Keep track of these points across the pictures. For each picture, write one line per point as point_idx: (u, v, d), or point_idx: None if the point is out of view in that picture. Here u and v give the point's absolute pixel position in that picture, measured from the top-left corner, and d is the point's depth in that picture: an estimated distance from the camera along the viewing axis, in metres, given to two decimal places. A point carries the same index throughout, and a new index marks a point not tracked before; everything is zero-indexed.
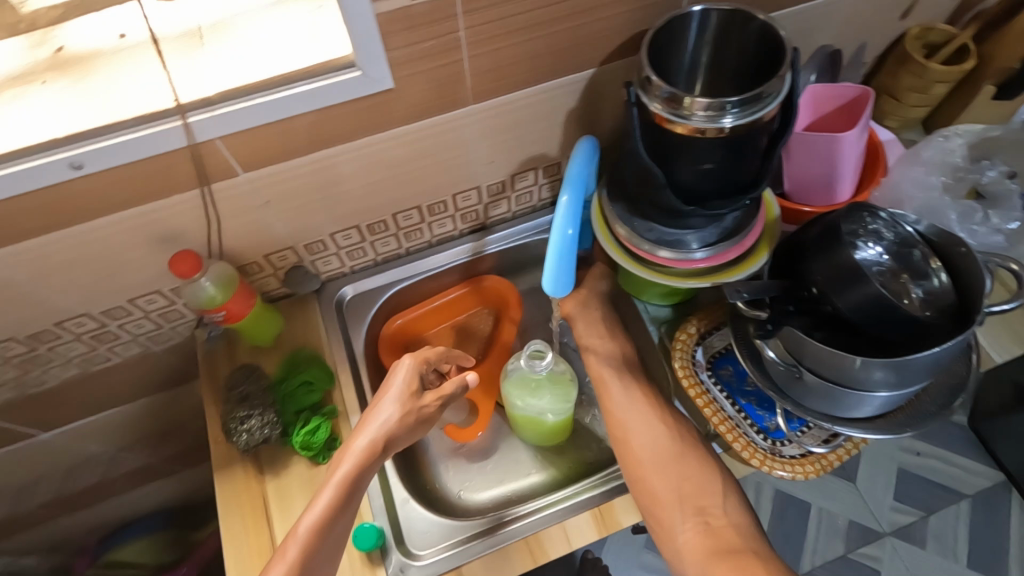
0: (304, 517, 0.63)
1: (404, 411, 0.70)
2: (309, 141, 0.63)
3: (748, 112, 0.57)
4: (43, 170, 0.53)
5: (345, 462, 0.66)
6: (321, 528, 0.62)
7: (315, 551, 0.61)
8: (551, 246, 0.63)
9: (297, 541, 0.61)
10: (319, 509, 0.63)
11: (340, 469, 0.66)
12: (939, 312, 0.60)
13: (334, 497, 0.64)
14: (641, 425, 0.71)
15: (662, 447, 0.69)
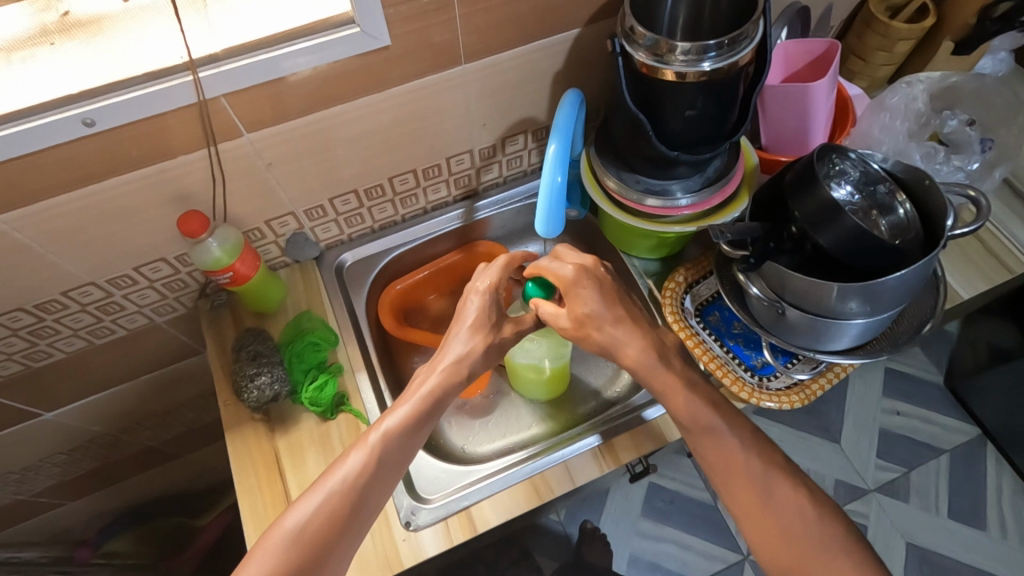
0: (386, 420, 0.65)
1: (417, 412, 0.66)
2: (312, 100, 0.66)
3: (726, 56, 0.61)
4: (56, 126, 0.55)
5: (431, 377, 0.69)
6: (396, 441, 0.64)
7: (391, 455, 0.63)
8: (542, 191, 0.67)
9: (375, 440, 0.63)
10: (401, 418, 0.65)
11: (428, 382, 0.68)
12: (907, 241, 0.66)
13: (415, 407, 0.66)
14: (740, 467, 0.62)
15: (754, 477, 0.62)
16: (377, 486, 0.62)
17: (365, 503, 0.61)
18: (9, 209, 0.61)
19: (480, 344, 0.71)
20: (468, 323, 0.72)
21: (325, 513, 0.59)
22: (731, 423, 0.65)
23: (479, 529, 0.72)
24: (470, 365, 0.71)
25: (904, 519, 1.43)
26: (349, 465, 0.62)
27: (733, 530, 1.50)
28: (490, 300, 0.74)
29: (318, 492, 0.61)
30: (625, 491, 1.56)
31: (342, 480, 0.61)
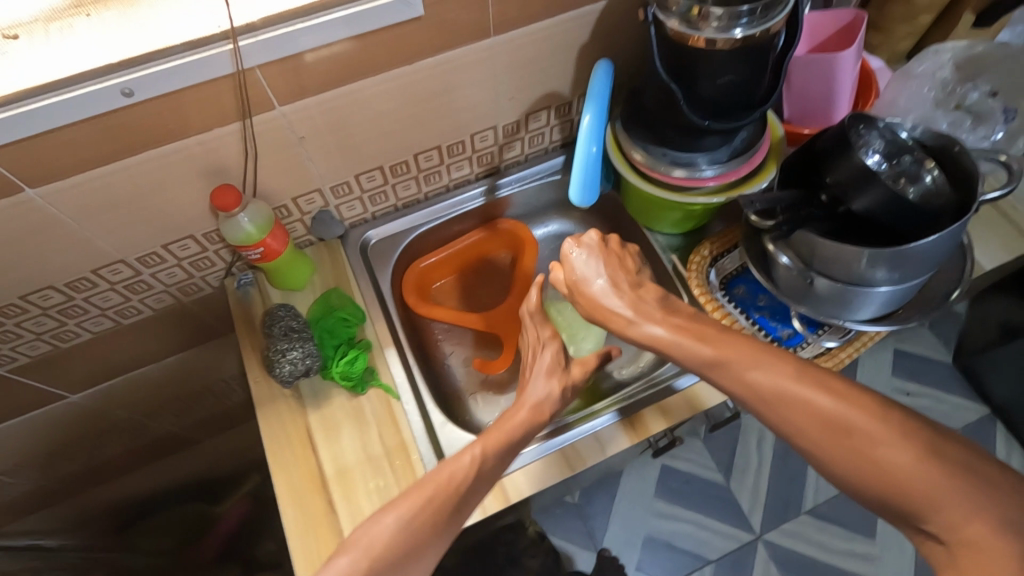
0: (491, 438, 0.67)
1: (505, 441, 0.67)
2: (346, 72, 0.66)
3: (759, 22, 0.61)
4: (97, 97, 0.55)
5: (520, 409, 0.71)
6: (498, 458, 0.66)
7: (491, 468, 0.65)
8: (577, 162, 0.68)
9: (482, 451, 0.65)
10: (502, 437, 0.67)
11: (516, 413, 0.70)
12: (937, 207, 0.65)
13: (505, 437, 0.68)
14: (776, 394, 0.55)
15: (796, 398, 0.54)
16: (477, 492, 0.62)
17: (466, 509, 0.61)
18: (45, 181, 0.61)
19: (556, 388, 0.74)
20: (545, 368, 0.75)
21: (431, 503, 0.59)
22: (766, 361, 0.57)
23: (513, 499, 0.73)
24: (550, 406, 0.73)
25: None
26: (459, 466, 0.63)
27: (747, 510, 1.51)
28: (559, 352, 0.78)
29: (418, 491, 0.60)
30: (639, 473, 1.57)
31: (450, 477, 0.61)
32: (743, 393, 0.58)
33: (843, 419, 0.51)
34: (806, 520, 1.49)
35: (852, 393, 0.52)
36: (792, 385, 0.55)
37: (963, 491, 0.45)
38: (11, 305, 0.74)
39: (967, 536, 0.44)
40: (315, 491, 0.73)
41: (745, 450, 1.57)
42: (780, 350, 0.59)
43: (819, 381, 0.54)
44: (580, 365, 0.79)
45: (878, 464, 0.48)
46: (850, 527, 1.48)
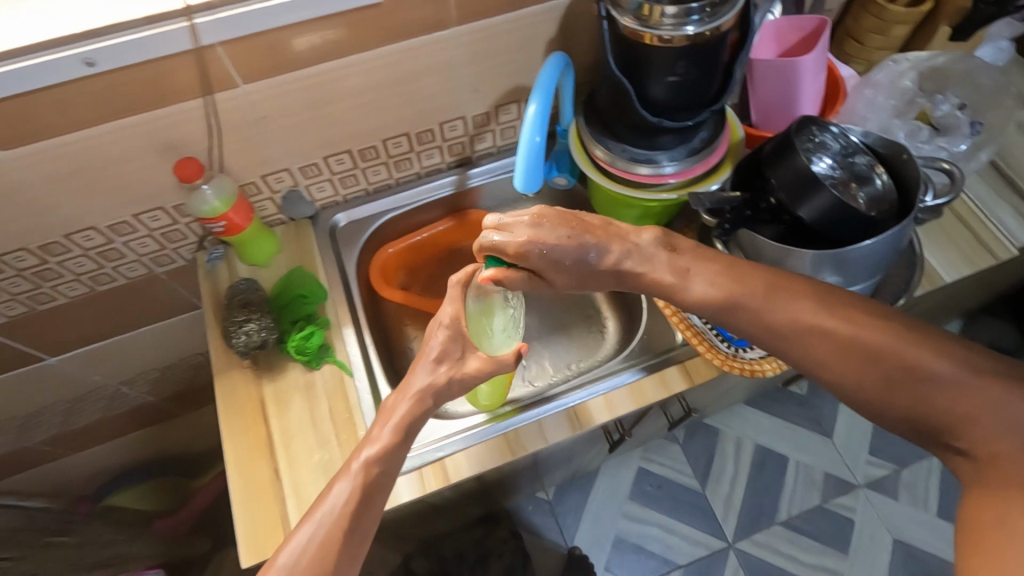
0: (364, 450, 0.61)
1: (389, 438, 0.62)
2: (306, 55, 0.69)
3: (710, 20, 0.63)
4: (59, 65, 0.58)
5: (402, 404, 0.64)
6: (381, 469, 0.61)
7: (378, 480, 0.60)
8: (522, 149, 0.69)
9: (357, 474, 0.60)
10: (379, 445, 0.62)
11: (398, 412, 0.63)
12: (883, 211, 0.66)
13: (389, 439, 0.62)
14: (818, 329, 0.58)
15: (840, 333, 0.57)
16: (370, 510, 0.59)
17: (365, 523, 0.59)
18: (14, 144, 0.64)
19: (444, 377, 0.65)
20: (433, 355, 0.65)
21: (319, 548, 0.55)
22: (782, 293, 0.61)
23: (452, 479, 0.74)
24: (438, 393, 0.65)
25: (892, 514, 1.48)
26: (332, 503, 0.58)
27: (720, 516, 1.51)
28: (455, 333, 0.67)
29: (313, 520, 0.57)
30: (615, 475, 1.57)
31: (330, 511, 0.58)
32: (763, 332, 0.61)
33: (876, 348, 0.55)
34: (779, 532, 1.48)
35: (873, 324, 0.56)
36: (813, 316, 0.59)
37: (996, 402, 0.50)
38: None
39: (995, 448, 0.49)
40: (260, 459, 0.75)
41: (723, 458, 1.57)
42: (783, 286, 0.61)
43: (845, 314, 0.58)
44: (479, 357, 0.67)
45: (918, 387, 0.53)
46: (824, 541, 1.46)
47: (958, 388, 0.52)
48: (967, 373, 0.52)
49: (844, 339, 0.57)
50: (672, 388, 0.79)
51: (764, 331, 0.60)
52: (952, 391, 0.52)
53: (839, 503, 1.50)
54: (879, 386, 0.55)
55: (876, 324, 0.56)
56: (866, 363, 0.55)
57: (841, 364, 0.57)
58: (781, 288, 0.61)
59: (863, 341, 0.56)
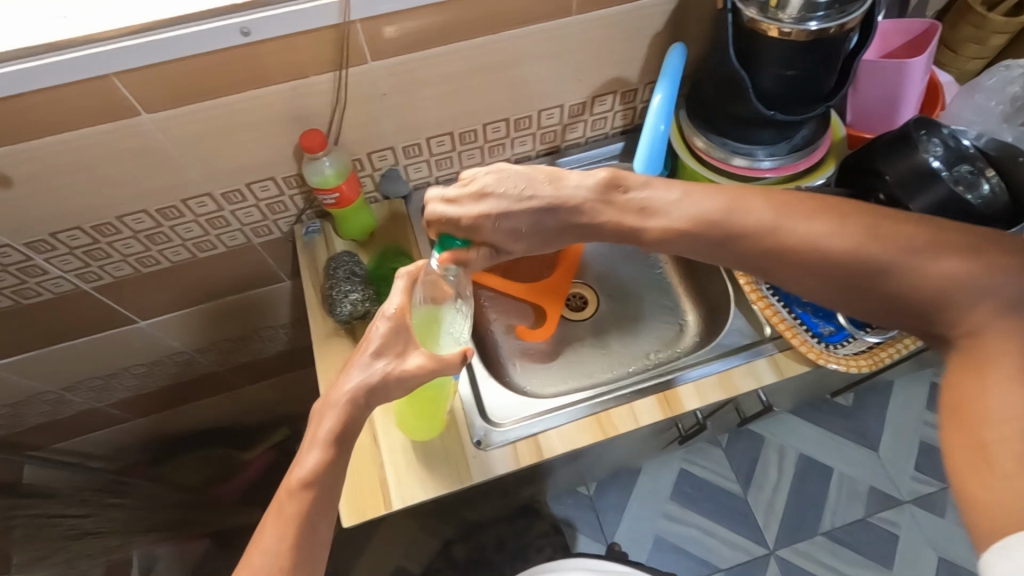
0: (295, 476, 0.60)
1: (326, 451, 0.60)
2: (432, 34, 0.71)
3: (833, 18, 0.64)
4: (220, 33, 0.62)
5: (327, 418, 0.60)
6: (314, 489, 0.60)
7: (313, 505, 0.60)
8: (645, 136, 0.78)
9: (285, 509, 0.59)
10: (308, 471, 0.60)
11: (324, 428, 0.60)
12: (993, 212, 0.67)
13: (326, 452, 0.60)
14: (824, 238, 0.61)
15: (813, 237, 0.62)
16: (314, 527, 0.60)
17: (312, 545, 0.60)
18: (160, 107, 0.68)
19: (379, 376, 0.59)
20: (371, 352, 0.60)
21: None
22: (751, 211, 0.65)
23: (545, 456, 0.76)
24: (370, 396, 0.60)
25: (937, 531, 1.39)
26: (263, 551, 0.58)
27: (761, 524, 1.43)
28: (397, 328, 0.61)
29: (264, 548, 0.58)
30: (655, 473, 1.49)
31: (265, 555, 0.58)
32: (744, 252, 0.65)
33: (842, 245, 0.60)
34: (821, 543, 1.40)
35: (848, 224, 0.61)
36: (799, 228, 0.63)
37: (971, 282, 0.55)
38: (108, 225, 0.81)
39: (973, 325, 0.55)
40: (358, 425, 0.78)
41: (766, 464, 1.49)
42: (801, 205, 0.64)
43: (791, 222, 0.63)
44: (423, 354, 0.61)
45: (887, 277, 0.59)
46: (866, 555, 1.38)
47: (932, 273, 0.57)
48: (995, 262, 0.56)
49: (849, 247, 0.60)
50: (762, 379, 0.80)
51: (754, 247, 0.64)
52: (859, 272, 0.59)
53: (883, 518, 1.42)
54: (865, 279, 0.60)
55: (873, 223, 0.60)
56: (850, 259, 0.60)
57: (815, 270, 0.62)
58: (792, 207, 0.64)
59: (846, 245, 0.60)
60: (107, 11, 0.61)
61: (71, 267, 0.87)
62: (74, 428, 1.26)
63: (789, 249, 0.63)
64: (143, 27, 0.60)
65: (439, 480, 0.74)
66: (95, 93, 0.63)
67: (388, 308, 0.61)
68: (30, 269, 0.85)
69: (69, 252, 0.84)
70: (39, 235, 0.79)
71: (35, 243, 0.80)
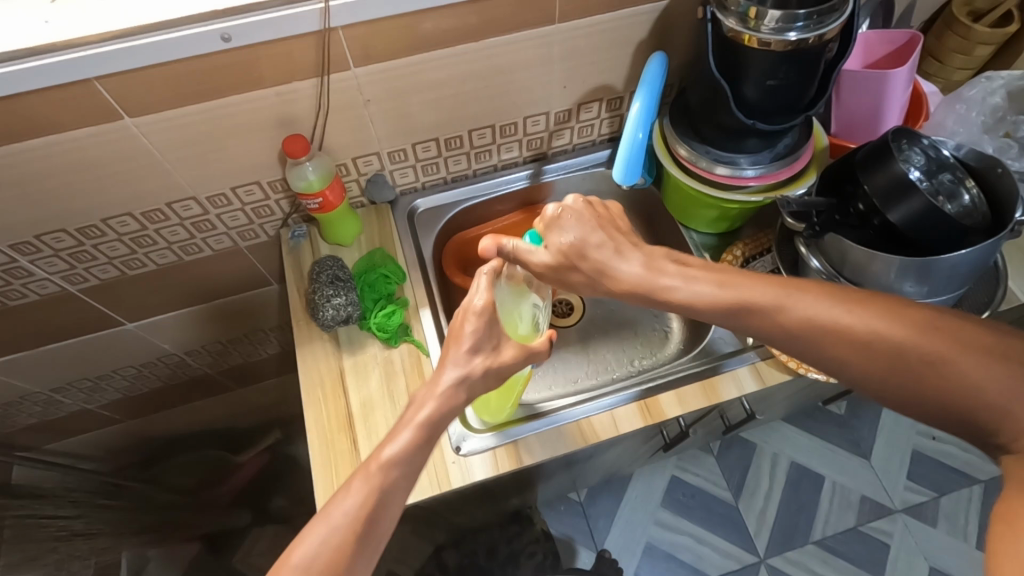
0: (385, 451, 0.60)
1: (421, 439, 0.62)
2: (416, 43, 0.72)
3: (813, 27, 0.64)
4: (200, 39, 0.62)
5: (427, 404, 0.63)
6: (400, 470, 0.60)
7: (395, 482, 0.60)
8: (624, 145, 0.79)
9: (372, 477, 0.59)
10: (397, 448, 0.61)
11: (422, 411, 0.62)
12: (974, 222, 0.68)
13: (416, 434, 0.62)
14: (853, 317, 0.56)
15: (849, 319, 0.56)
16: (388, 509, 0.59)
17: (383, 520, 0.59)
18: (143, 113, 0.68)
19: (480, 367, 0.64)
20: (469, 345, 0.64)
21: (334, 550, 0.55)
22: (801, 293, 0.59)
23: (524, 461, 0.76)
24: (470, 386, 0.64)
25: (929, 542, 1.38)
26: (344, 510, 0.57)
27: (752, 532, 1.42)
28: (487, 320, 0.65)
29: (345, 503, 0.58)
30: (648, 480, 1.49)
31: (346, 515, 0.57)
32: (776, 331, 0.60)
33: (882, 334, 0.55)
34: (812, 552, 1.39)
35: (913, 320, 0.55)
36: (816, 305, 0.58)
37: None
38: (92, 227, 0.82)
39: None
40: (338, 429, 0.78)
41: (758, 472, 1.48)
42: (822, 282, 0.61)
43: (840, 309, 0.57)
44: (514, 347, 0.67)
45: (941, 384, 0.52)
46: (857, 564, 1.37)
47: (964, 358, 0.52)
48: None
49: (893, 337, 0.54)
50: (743, 388, 0.80)
51: (803, 326, 0.58)
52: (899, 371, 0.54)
53: (875, 527, 1.41)
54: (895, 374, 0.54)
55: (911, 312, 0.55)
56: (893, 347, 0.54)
57: (857, 359, 0.56)
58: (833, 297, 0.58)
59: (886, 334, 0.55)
60: (90, 17, 0.62)
61: (57, 269, 0.87)
62: (63, 430, 1.25)
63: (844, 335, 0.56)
64: (122, 33, 0.61)
65: (418, 486, 0.74)
66: (75, 96, 0.64)
67: (479, 301, 0.66)
68: (15, 271, 0.85)
69: (54, 254, 0.84)
70: (25, 236, 0.80)
71: (19, 245, 0.81)
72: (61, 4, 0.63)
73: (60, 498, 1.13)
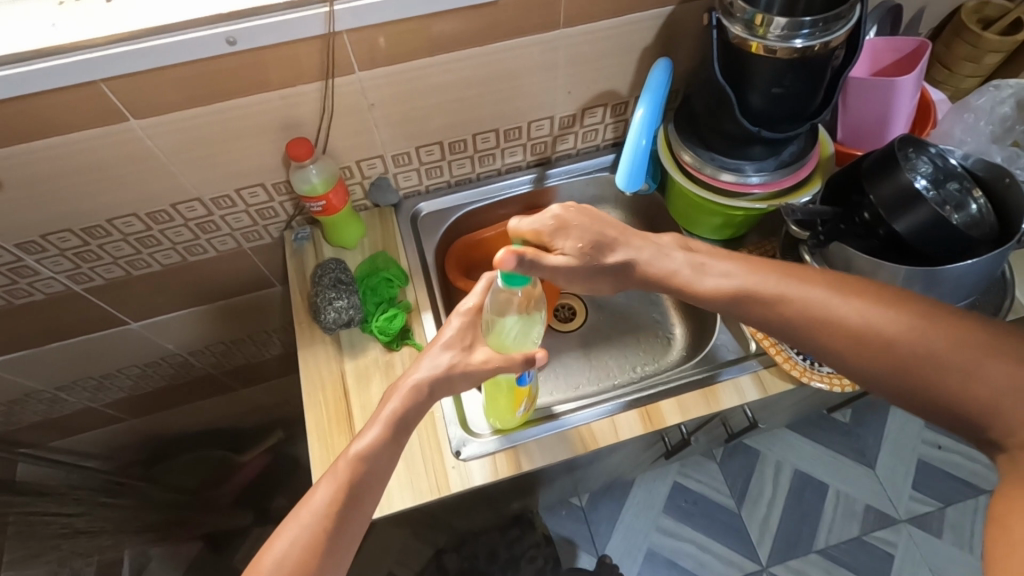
0: (353, 447, 0.62)
1: (389, 435, 0.63)
2: (421, 47, 0.72)
3: (820, 35, 0.63)
4: (206, 43, 0.62)
5: (392, 400, 0.64)
6: (370, 462, 0.62)
7: (365, 478, 0.61)
8: (628, 151, 0.79)
9: (339, 474, 0.61)
10: (366, 444, 0.62)
11: (386, 408, 0.64)
12: (980, 234, 0.67)
13: (384, 429, 0.63)
14: (852, 308, 0.58)
15: (845, 313, 0.58)
16: (362, 506, 0.61)
17: (355, 514, 0.60)
18: (149, 115, 0.69)
19: (447, 364, 0.65)
20: (442, 342, 0.66)
21: (303, 547, 0.57)
22: (799, 281, 0.62)
23: (524, 467, 0.76)
24: (435, 386, 0.65)
25: (934, 553, 1.37)
26: (312, 509, 0.59)
27: (754, 539, 1.41)
28: (468, 322, 0.67)
29: (315, 501, 0.60)
30: (649, 486, 1.48)
31: (313, 512, 0.59)
32: (778, 321, 0.62)
33: (883, 331, 0.56)
34: (815, 561, 1.38)
35: (918, 315, 0.55)
36: (814, 298, 0.60)
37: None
38: (98, 227, 0.82)
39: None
40: (338, 432, 0.78)
41: (761, 479, 1.47)
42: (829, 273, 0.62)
43: (849, 301, 0.58)
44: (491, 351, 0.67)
45: (948, 379, 0.52)
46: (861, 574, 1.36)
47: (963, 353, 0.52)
48: None
49: (895, 334, 0.55)
50: (746, 397, 0.80)
51: (801, 319, 0.60)
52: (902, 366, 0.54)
53: (879, 537, 1.39)
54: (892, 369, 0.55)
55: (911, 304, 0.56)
56: (889, 342, 0.55)
57: (867, 355, 0.56)
58: (842, 295, 0.59)
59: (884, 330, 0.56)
60: (99, 19, 0.62)
61: (62, 269, 0.88)
62: (66, 428, 1.26)
63: (853, 327, 0.57)
64: (128, 35, 0.61)
65: (418, 490, 0.74)
66: (82, 98, 0.64)
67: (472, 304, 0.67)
68: (21, 269, 0.85)
69: (59, 254, 0.85)
70: (31, 236, 0.80)
71: (25, 244, 0.81)
72: (69, 6, 0.64)
73: (64, 496, 1.14)
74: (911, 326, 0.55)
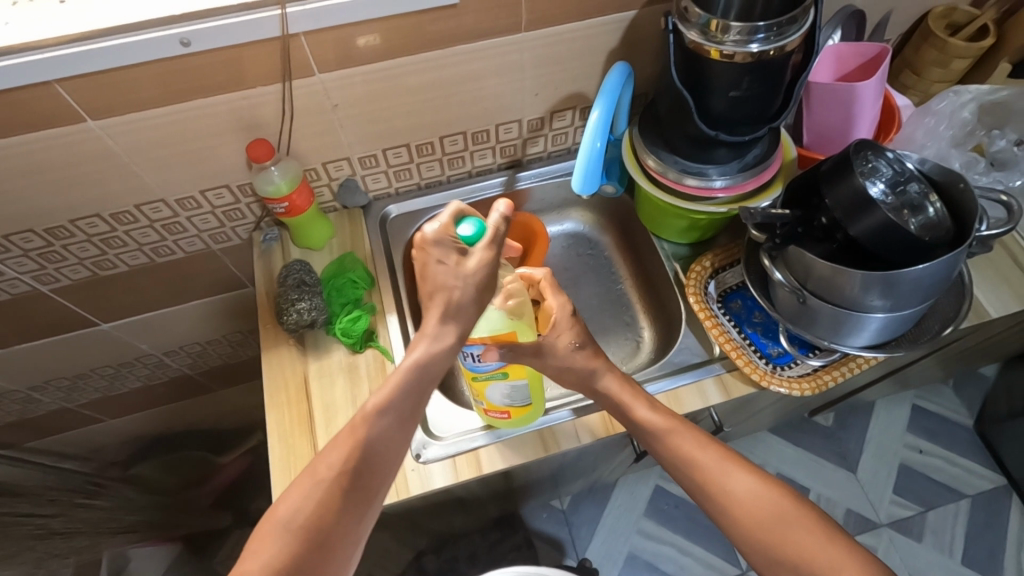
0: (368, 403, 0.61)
1: (402, 396, 0.61)
2: (380, 50, 0.72)
3: (775, 39, 0.64)
4: (158, 43, 0.63)
5: (414, 348, 0.60)
6: (382, 423, 0.61)
7: (377, 434, 0.60)
8: (583, 154, 0.78)
9: (356, 430, 0.60)
10: (378, 399, 0.61)
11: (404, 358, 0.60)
12: (936, 238, 0.67)
13: (391, 390, 0.60)
14: (734, 478, 0.66)
15: (729, 477, 0.67)
16: (377, 462, 0.61)
17: (367, 474, 0.60)
18: (107, 115, 0.69)
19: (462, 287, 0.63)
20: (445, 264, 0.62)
21: (316, 505, 0.57)
22: (688, 431, 0.70)
23: (485, 470, 0.76)
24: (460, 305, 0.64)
25: (913, 557, 1.37)
26: (329, 465, 0.59)
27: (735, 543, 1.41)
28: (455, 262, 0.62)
29: (332, 453, 0.60)
30: (631, 489, 1.47)
31: (331, 469, 0.59)
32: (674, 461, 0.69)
33: (760, 499, 0.65)
34: None
35: (784, 495, 0.65)
36: (695, 447, 0.69)
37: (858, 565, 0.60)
38: (62, 228, 0.82)
39: None
40: (298, 435, 0.77)
41: None
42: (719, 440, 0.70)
43: (733, 471, 0.67)
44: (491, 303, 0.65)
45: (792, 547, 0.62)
46: None
47: (810, 531, 0.63)
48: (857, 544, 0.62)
49: (767, 506, 0.65)
50: (709, 400, 0.80)
51: (688, 471, 0.69)
52: (772, 532, 0.63)
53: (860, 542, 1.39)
54: (755, 535, 0.64)
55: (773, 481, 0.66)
56: (756, 512, 0.64)
57: (739, 522, 0.65)
58: (733, 460, 0.68)
59: (753, 500, 0.65)
60: (51, 19, 0.62)
61: (27, 269, 0.88)
62: (40, 429, 1.25)
63: (731, 496, 0.66)
64: (78, 36, 0.61)
65: None
66: (36, 98, 0.64)
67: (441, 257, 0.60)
68: None
69: (24, 254, 0.85)
70: None
71: None
72: (23, 6, 0.63)
73: (39, 497, 1.14)
74: (778, 499, 0.65)
